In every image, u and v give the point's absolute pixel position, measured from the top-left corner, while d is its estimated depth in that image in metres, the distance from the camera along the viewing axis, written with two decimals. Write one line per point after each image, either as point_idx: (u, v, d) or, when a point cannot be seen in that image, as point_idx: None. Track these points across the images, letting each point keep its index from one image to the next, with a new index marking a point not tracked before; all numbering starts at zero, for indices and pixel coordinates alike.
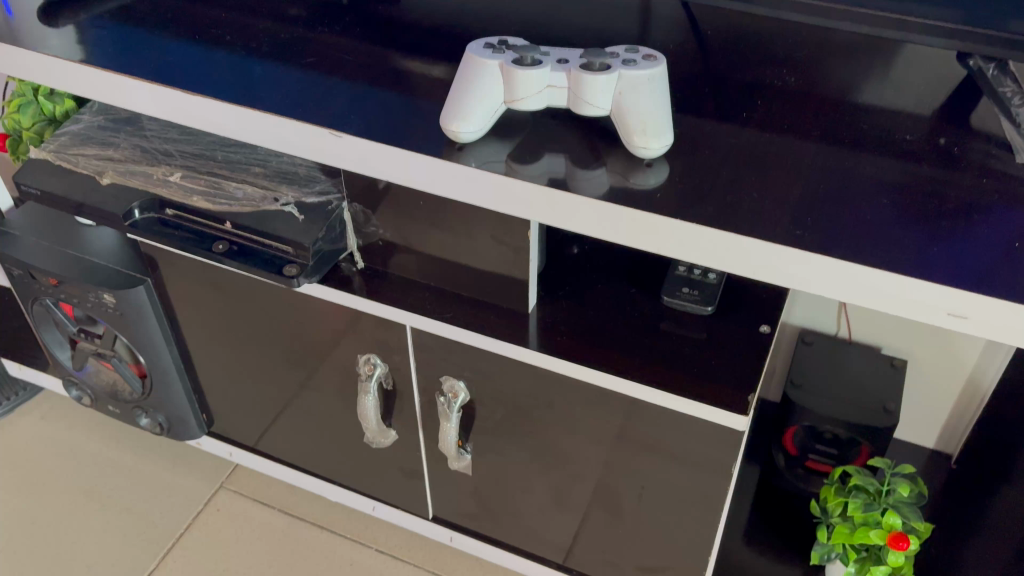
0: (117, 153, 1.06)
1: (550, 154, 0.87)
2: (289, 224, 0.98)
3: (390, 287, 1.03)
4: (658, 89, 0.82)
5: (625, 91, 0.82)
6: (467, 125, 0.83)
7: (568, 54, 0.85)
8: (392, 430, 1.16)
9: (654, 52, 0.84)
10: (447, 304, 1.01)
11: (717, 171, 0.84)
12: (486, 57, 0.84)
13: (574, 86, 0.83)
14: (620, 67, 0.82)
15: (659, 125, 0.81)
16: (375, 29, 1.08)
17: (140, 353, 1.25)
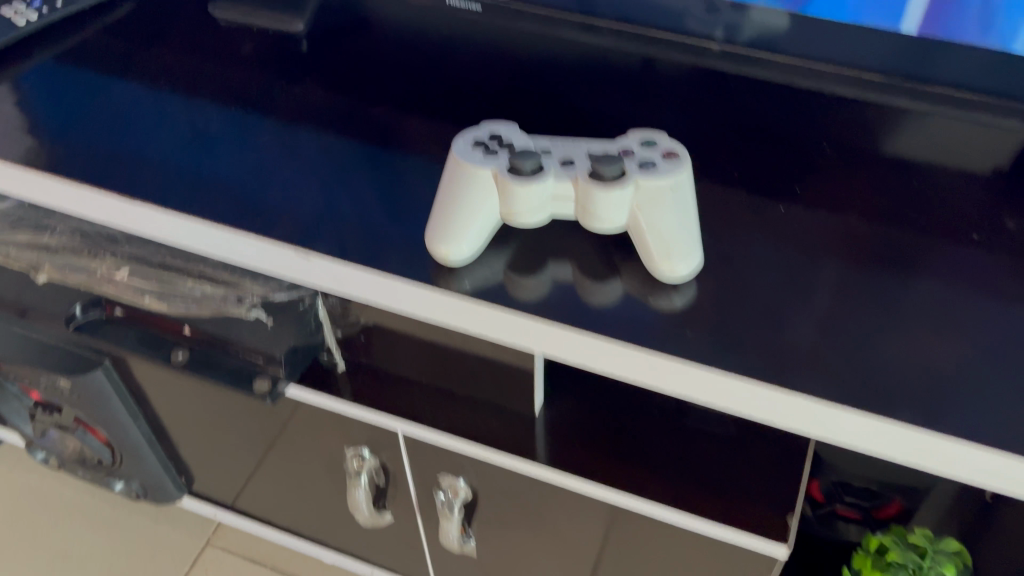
0: (53, 241, 0.92)
1: (554, 265, 0.75)
2: (256, 333, 0.86)
3: (376, 388, 0.92)
4: (682, 199, 0.69)
5: (643, 204, 0.69)
6: (457, 248, 0.70)
7: (573, 153, 0.72)
8: (387, 514, 1.07)
9: (675, 149, 0.71)
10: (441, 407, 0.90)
11: (755, 284, 0.71)
12: (476, 164, 0.70)
13: (582, 198, 0.69)
14: (636, 174, 0.69)
15: (687, 246, 0.68)
16: (343, 81, 0.93)
17: (105, 429, 1.14)
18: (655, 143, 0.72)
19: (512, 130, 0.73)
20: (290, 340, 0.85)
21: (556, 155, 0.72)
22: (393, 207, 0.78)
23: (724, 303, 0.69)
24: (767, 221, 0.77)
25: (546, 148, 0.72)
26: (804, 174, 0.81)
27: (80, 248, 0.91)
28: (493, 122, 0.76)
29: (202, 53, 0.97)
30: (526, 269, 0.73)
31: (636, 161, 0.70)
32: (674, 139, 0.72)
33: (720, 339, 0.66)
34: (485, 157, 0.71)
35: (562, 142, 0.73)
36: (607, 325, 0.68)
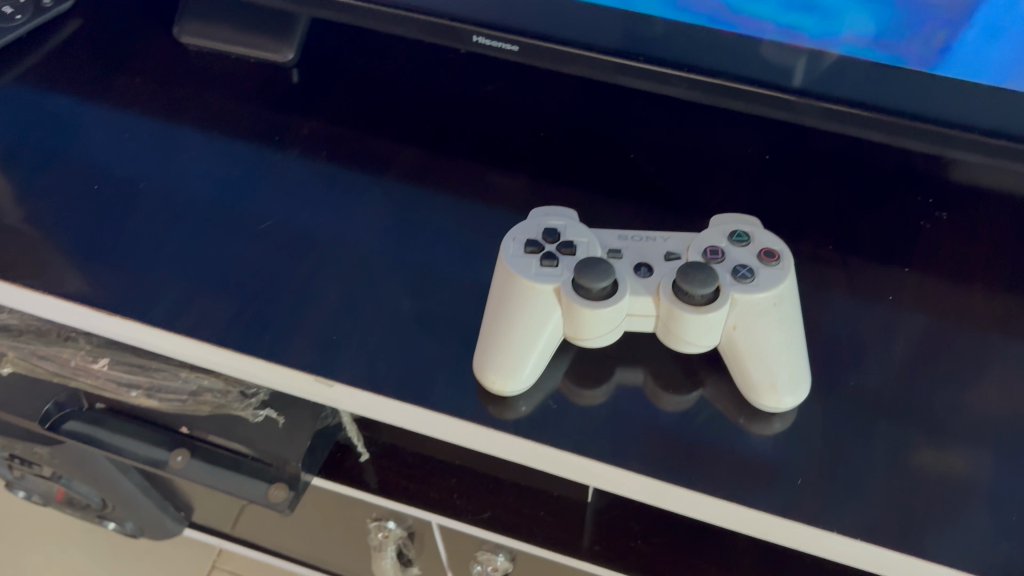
0: (12, 319, 0.78)
1: (621, 369, 0.63)
2: (265, 434, 0.75)
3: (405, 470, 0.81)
4: (786, 314, 0.57)
5: (740, 324, 0.57)
6: (514, 379, 0.58)
7: (648, 256, 0.59)
8: (413, 570, 0.96)
9: (774, 248, 0.58)
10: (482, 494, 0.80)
11: (868, 406, 0.60)
12: (533, 279, 0.57)
13: (664, 317, 0.57)
14: (730, 287, 0.57)
15: (793, 374, 0.57)
16: (345, 130, 0.78)
17: (94, 483, 1.02)
18: (747, 237, 0.60)
19: (572, 227, 0.60)
20: (307, 438, 0.74)
21: (628, 259, 0.59)
22: (425, 306, 0.65)
23: (834, 435, 0.58)
24: (870, 313, 0.65)
25: (616, 250, 0.59)
26: (901, 249, 0.69)
27: (46, 332, 0.77)
28: (545, 208, 0.63)
29: (174, 91, 0.81)
30: (595, 386, 0.61)
31: (727, 267, 0.58)
32: (768, 232, 0.60)
33: (840, 489, 0.55)
34: (544, 267, 0.58)
35: (633, 240, 0.60)
36: (705, 469, 0.56)
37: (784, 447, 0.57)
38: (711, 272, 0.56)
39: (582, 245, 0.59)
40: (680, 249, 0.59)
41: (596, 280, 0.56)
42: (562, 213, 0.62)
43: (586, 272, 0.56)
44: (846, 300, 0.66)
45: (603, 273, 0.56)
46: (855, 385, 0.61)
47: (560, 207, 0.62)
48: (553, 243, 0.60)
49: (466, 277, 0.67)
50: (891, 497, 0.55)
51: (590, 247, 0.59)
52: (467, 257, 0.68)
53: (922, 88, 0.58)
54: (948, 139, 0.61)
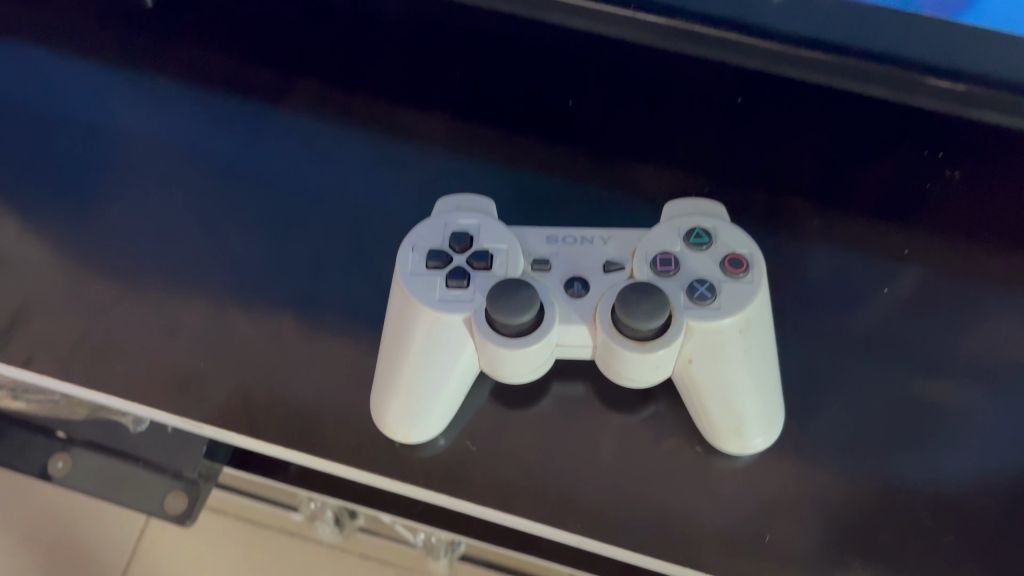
0: None
1: (561, 384, 0.53)
2: (157, 438, 0.66)
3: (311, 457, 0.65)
4: (755, 340, 0.45)
5: (697, 356, 0.45)
6: (422, 427, 0.47)
7: (584, 266, 0.47)
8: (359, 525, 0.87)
9: (740, 254, 0.46)
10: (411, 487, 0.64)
11: (852, 422, 0.51)
12: (437, 308, 0.45)
13: (602, 351, 0.45)
14: (684, 313, 0.45)
15: (762, 413, 0.46)
16: (215, 77, 0.64)
17: None
18: (707, 237, 0.47)
19: (487, 229, 0.48)
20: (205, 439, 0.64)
21: (557, 272, 0.47)
22: (321, 313, 0.54)
23: (807, 477, 0.49)
24: (855, 307, 0.55)
25: (542, 260, 0.47)
26: (897, 209, 0.58)
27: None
28: (455, 199, 0.50)
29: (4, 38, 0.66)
30: (526, 406, 0.52)
31: (681, 282, 0.46)
32: (734, 229, 0.47)
33: (820, 532, 0.47)
34: (450, 289, 0.46)
35: (565, 244, 0.48)
36: (660, 515, 0.48)
37: (749, 493, 0.49)
38: (660, 295, 0.44)
39: (501, 254, 0.47)
40: (624, 255, 0.47)
41: (514, 312, 0.44)
42: (476, 205, 0.49)
43: (502, 301, 0.44)
44: (831, 280, 0.55)
45: (523, 302, 0.44)
46: (835, 394, 0.51)
47: (474, 197, 0.49)
48: (464, 253, 0.47)
49: (371, 269, 0.55)
50: (881, 542, 0.47)
51: (510, 257, 0.47)
52: (373, 242, 0.56)
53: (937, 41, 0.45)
54: (968, 97, 0.48)
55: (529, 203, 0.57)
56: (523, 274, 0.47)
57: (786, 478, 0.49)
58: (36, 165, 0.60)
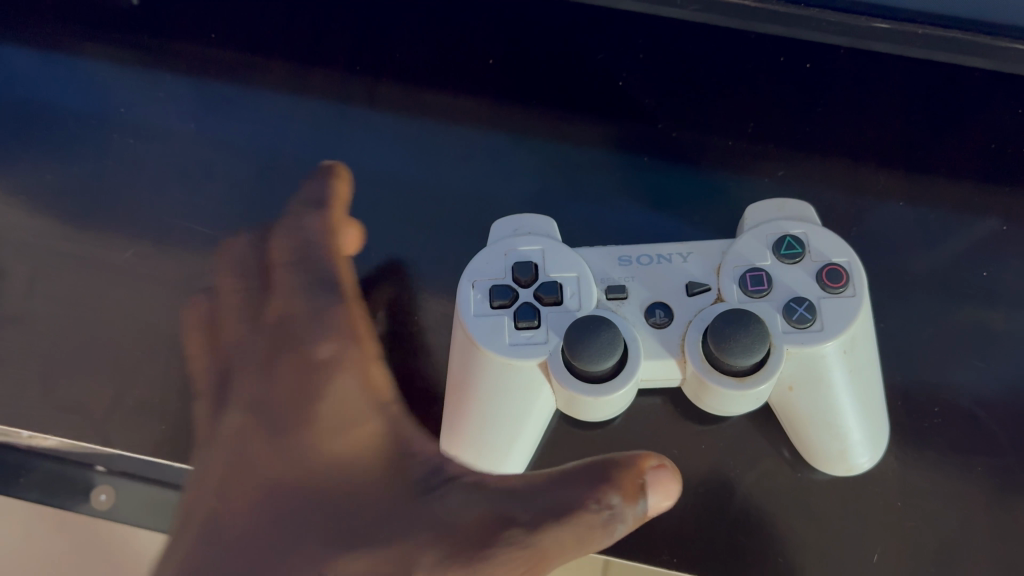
0: None
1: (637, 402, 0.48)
2: None
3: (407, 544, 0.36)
4: (862, 358, 0.41)
5: (798, 385, 0.40)
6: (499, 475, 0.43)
7: (664, 291, 0.42)
8: None
9: (839, 265, 0.41)
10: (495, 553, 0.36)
11: (961, 418, 0.47)
12: (509, 354, 0.41)
13: (693, 383, 0.41)
14: (784, 339, 0.40)
15: (871, 431, 0.42)
16: (217, 74, 0.57)
17: None
18: (799, 246, 0.42)
19: (553, 257, 0.42)
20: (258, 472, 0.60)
21: (636, 298, 0.42)
22: None
23: (913, 498, 0.45)
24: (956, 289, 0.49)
25: (617, 287, 0.42)
26: (999, 166, 0.51)
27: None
28: (512, 220, 0.44)
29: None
30: (601, 428, 0.47)
31: (776, 303, 0.41)
32: (828, 234, 0.42)
33: (937, 547, 0.44)
34: (520, 330, 0.41)
35: (641, 265, 0.43)
36: (761, 541, 0.45)
37: (852, 518, 0.45)
38: (757, 323, 0.39)
39: (572, 285, 0.42)
40: (708, 274, 0.42)
41: (597, 357, 0.39)
42: (537, 227, 0.44)
43: (584, 346, 0.39)
44: (927, 253, 0.50)
45: (607, 344, 0.39)
46: (939, 389, 0.47)
47: (533, 218, 0.44)
48: (530, 286, 0.42)
49: (416, 287, 0.50)
50: (1000, 552, 0.44)
51: (582, 287, 0.42)
52: (414, 257, 0.51)
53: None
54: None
55: (584, 197, 0.51)
56: (598, 305, 0.42)
57: (890, 499, 0.45)
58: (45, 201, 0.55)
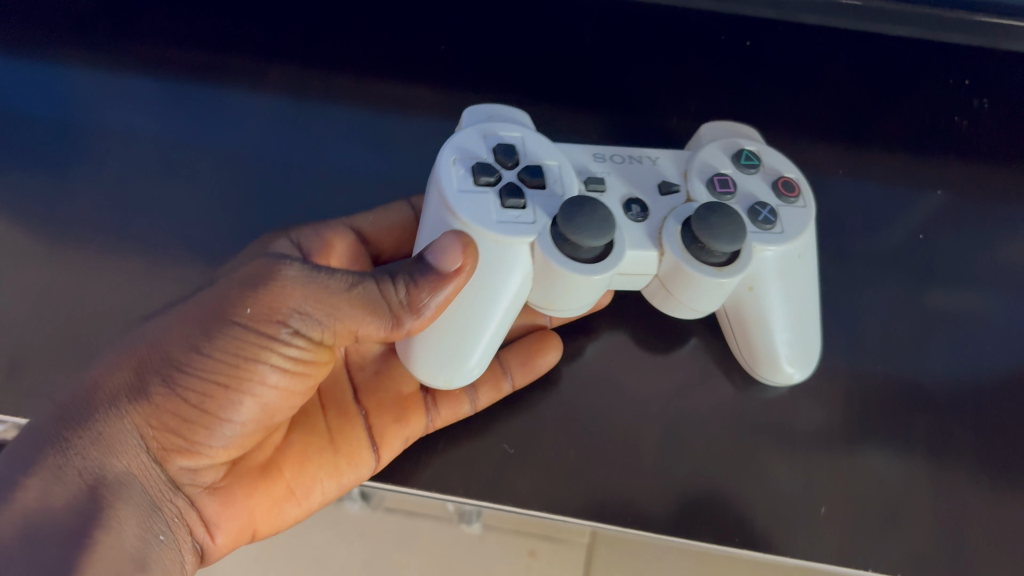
0: None
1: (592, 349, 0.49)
2: None
3: (193, 330, 0.35)
4: (804, 260, 0.43)
5: (759, 284, 0.42)
6: (458, 376, 0.38)
7: (640, 189, 0.40)
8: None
9: (792, 176, 0.43)
10: (225, 341, 0.34)
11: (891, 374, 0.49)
12: (496, 233, 0.34)
13: (668, 274, 0.38)
14: (752, 237, 0.40)
15: (809, 335, 0.44)
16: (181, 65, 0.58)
17: None
18: (755, 159, 0.43)
19: (534, 141, 0.37)
20: None
21: (611, 193, 0.39)
22: None
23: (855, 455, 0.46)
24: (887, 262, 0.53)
25: (596, 180, 0.39)
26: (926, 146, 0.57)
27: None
28: (487, 106, 0.39)
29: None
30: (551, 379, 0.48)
31: (740, 206, 0.41)
32: (776, 149, 0.44)
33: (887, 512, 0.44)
34: (508, 209, 0.35)
35: (613, 163, 0.41)
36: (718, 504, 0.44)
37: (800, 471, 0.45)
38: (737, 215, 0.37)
39: (555, 171, 0.37)
40: (676, 176, 0.41)
41: (594, 229, 0.34)
42: (514, 118, 0.39)
43: (583, 216, 0.34)
44: (873, 234, 0.54)
45: (604, 219, 0.34)
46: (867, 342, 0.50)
47: (510, 107, 0.39)
48: (513, 168, 0.36)
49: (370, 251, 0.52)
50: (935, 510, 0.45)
51: (565, 174, 0.37)
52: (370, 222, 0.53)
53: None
54: (1000, 32, 0.49)
55: None
56: (583, 191, 0.37)
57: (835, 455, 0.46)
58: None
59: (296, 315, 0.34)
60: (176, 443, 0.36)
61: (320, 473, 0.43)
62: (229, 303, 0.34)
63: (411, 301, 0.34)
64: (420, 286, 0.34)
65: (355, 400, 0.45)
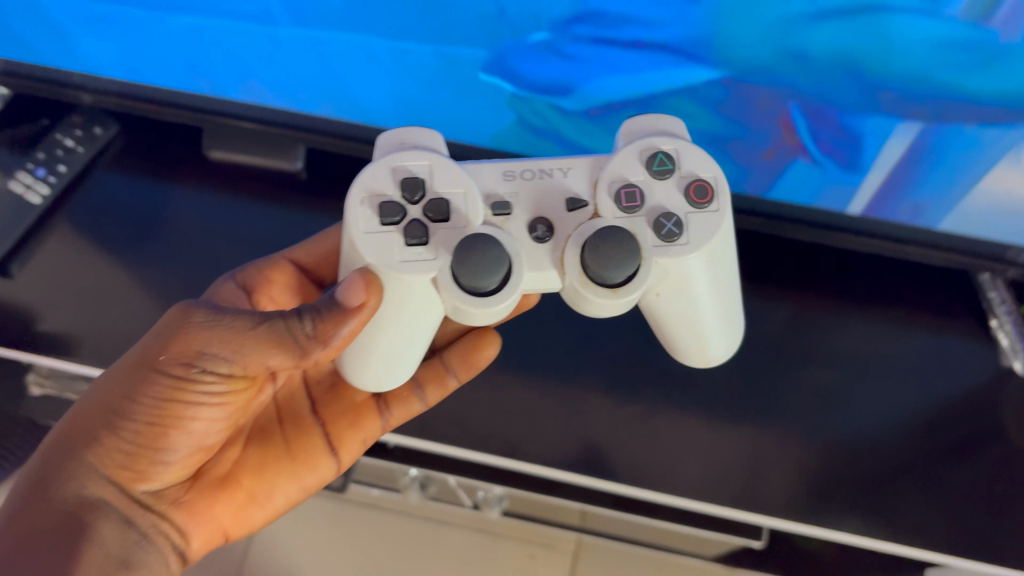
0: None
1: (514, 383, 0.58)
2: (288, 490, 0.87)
3: (123, 379, 0.41)
4: (720, 261, 0.41)
5: (664, 288, 0.41)
6: (389, 378, 0.44)
7: (547, 205, 0.41)
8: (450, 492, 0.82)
9: (705, 179, 0.40)
10: (152, 383, 0.41)
11: (803, 458, 0.59)
12: (398, 271, 0.40)
13: (569, 293, 0.40)
14: (653, 252, 0.39)
15: (725, 332, 0.44)
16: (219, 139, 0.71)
17: None
18: (670, 162, 0.41)
19: (443, 171, 0.41)
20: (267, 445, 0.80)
21: (519, 214, 0.41)
22: None
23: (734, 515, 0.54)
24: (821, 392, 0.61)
25: (502, 203, 0.41)
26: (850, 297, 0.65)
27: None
28: (398, 132, 0.42)
29: (108, 176, 0.71)
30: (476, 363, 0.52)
31: (646, 217, 0.40)
32: (697, 147, 0.41)
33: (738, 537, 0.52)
34: (410, 247, 0.40)
35: (524, 180, 0.41)
36: None
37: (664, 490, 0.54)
38: (627, 239, 0.38)
39: (460, 200, 0.41)
40: (585, 189, 0.41)
41: (481, 270, 0.39)
42: (426, 140, 0.42)
43: (468, 260, 0.39)
44: None
45: (491, 260, 0.39)
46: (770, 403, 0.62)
47: (422, 132, 0.42)
48: (419, 203, 0.40)
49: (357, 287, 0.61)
50: None
51: (469, 204, 0.40)
52: None
53: (864, 223, 0.64)
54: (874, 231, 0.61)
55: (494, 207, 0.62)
56: (484, 219, 0.41)
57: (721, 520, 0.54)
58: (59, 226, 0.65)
59: (210, 352, 0.41)
60: (132, 466, 0.41)
61: (278, 479, 0.48)
62: (150, 352, 0.41)
63: (320, 333, 0.40)
64: (324, 318, 0.40)
65: (310, 412, 0.49)
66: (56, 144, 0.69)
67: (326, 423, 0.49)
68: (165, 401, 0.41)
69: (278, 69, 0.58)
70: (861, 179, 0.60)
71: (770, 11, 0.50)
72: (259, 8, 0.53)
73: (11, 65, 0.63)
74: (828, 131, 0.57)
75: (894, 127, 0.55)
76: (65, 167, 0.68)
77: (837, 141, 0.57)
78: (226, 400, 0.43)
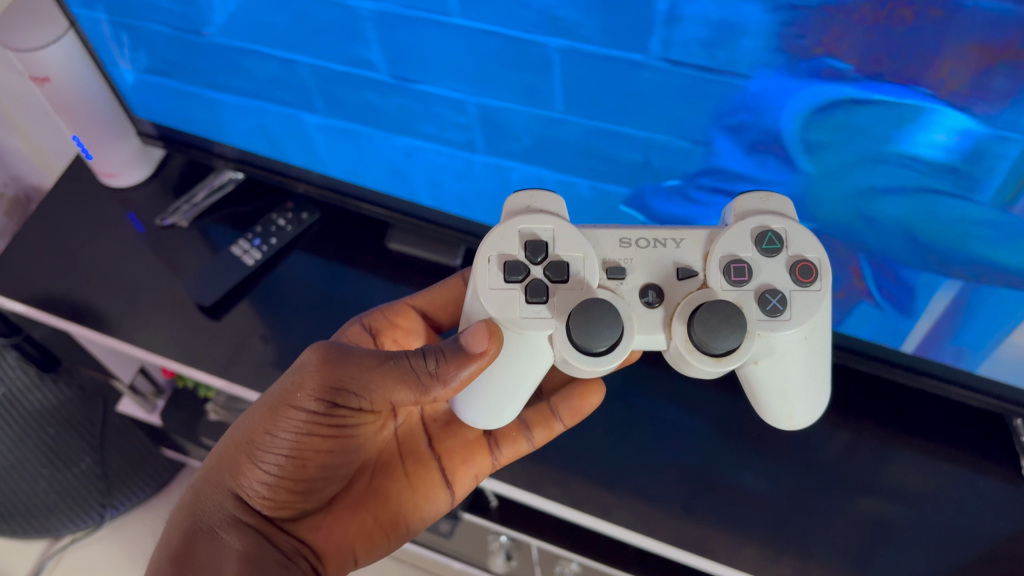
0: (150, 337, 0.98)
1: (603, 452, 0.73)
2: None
3: (267, 414, 0.54)
4: (818, 339, 0.48)
5: (763, 359, 0.48)
6: (491, 418, 0.53)
7: (659, 274, 0.48)
8: None
9: (811, 261, 0.47)
10: (291, 418, 0.53)
11: None
12: (519, 326, 0.47)
13: (674, 354, 0.47)
14: (757, 325, 0.46)
15: (810, 401, 0.50)
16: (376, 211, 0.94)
17: (129, 483, 1.19)
18: (779, 241, 0.48)
19: (563, 236, 0.48)
20: None
21: (633, 278, 0.48)
22: None
23: None
24: (860, 534, 0.71)
25: (618, 269, 0.48)
26: (888, 432, 0.77)
27: (189, 393, 1.01)
28: (524, 198, 0.50)
29: (301, 255, 0.99)
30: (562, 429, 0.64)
31: (754, 291, 0.47)
32: (804, 230, 0.48)
33: None
34: (531, 304, 0.47)
35: (639, 248, 0.49)
36: None
37: None
38: (737, 316, 0.45)
39: (578, 262, 0.47)
40: (698, 262, 0.48)
41: (594, 332, 0.45)
42: (546, 203, 0.49)
43: (585, 322, 0.45)
44: None
45: (606, 324, 0.45)
46: (817, 533, 0.72)
47: (542, 197, 0.49)
48: (541, 263, 0.47)
49: None
50: None
51: (586, 266, 0.47)
52: None
53: (917, 361, 0.71)
54: (912, 369, 0.73)
55: None
56: (599, 284, 0.48)
57: None
58: (279, 289, 0.96)
59: (344, 386, 0.52)
60: (271, 494, 0.54)
61: (403, 501, 0.61)
62: (290, 391, 0.53)
63: (439, 370, 0.49)
64: (446, 358, 0.48)
65: (428, 449, 0.63)
66: (273, 223, 0.99)
67: (442, 459, 0.63)
68: (303, 433, 0.53)
69: (458, 182, 0.84)
70: (912, 324, 0.68)
71: (853, 178, 0.61)
72: (466, 138, 0.77)
73: (252, 153, 0.95)
74: (886, 279, 0.66)
75: (941, 283, 0.63)
76: (275, 239, 0.97)
77: (895, 290, 0.66)
78: (355, 429, 0.55)
